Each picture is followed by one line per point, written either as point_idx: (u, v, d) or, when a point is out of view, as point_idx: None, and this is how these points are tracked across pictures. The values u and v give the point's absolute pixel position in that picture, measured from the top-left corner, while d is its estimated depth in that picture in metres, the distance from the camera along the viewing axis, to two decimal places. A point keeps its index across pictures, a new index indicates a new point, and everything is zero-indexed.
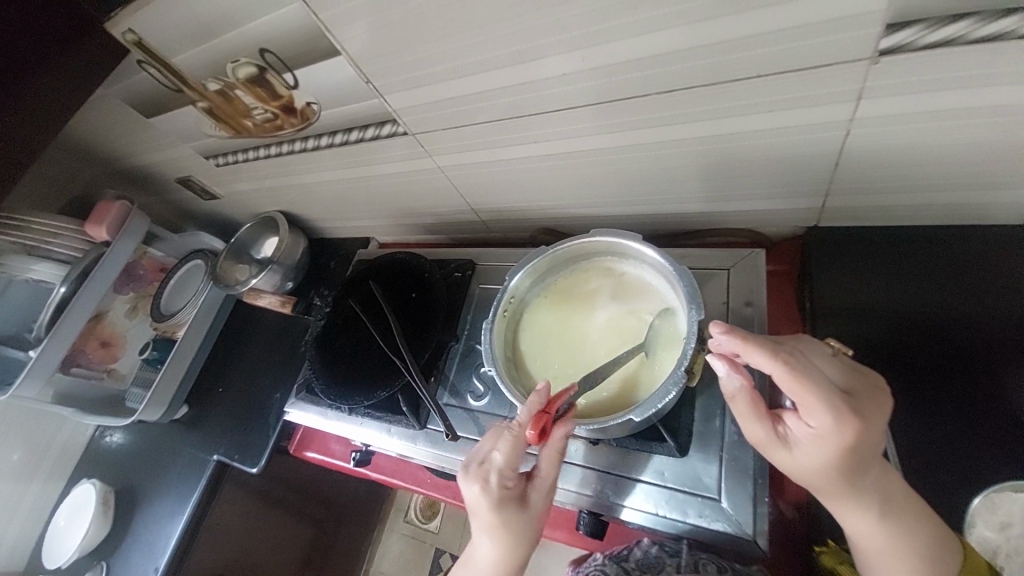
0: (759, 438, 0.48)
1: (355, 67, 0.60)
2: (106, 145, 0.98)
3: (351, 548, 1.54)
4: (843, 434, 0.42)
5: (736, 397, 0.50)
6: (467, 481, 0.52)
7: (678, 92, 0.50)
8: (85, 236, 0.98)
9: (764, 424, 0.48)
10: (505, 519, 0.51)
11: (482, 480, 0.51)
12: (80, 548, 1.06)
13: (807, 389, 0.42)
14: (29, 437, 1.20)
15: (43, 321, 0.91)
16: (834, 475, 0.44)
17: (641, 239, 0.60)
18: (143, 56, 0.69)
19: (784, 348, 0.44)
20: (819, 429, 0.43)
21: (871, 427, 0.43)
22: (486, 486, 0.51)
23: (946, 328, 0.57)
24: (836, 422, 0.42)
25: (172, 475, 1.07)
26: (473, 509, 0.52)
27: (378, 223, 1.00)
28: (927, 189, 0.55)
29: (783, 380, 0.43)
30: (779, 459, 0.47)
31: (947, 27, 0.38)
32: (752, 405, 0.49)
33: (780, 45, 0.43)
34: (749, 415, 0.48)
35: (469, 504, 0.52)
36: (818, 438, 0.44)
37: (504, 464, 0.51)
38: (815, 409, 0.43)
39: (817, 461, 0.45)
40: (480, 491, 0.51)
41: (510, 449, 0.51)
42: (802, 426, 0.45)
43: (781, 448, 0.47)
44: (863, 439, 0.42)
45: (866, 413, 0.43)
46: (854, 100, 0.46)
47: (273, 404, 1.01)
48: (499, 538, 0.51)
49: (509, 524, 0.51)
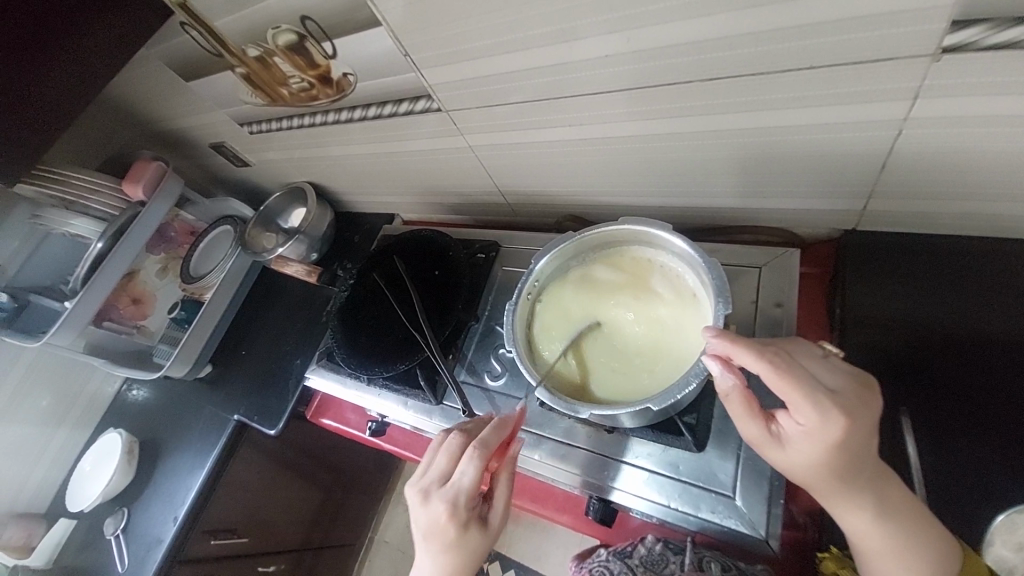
0: (752, 437, 0.47)
1: (394, 39, 0.59)
2: (144, 105, 1.00)
3: (358, 515, 1.59)
4: (833, 430, 0.42)
5: (729, 396, 0.48)
6: (432, 504, 0.51)
7: (721, 81, 0.49)
8: (122, 196, 1.00)
9: (757, 422, 0.46)
10: (466, 540, 0.51)
11: (449, 501, 0.51)
12: (104, 493, 1.11)
13: (793, 386, 0.42)
14: (60, 385, 1.25)
15: (80, 274, 0.94)
16: (828, 473, 0.44)
17: (670, 229, 0.60)
18: (186, 18, 0.70)
19: (767, 347, 0.44)
20: (809, 425, 0.43)
21: (860, 425, 0.42)
22: (454, 507, 0.51)
23: (980, 342, 0.55)
24: (825, 417, 0.42)
25: (194, 431, 1.11)
26: (434, 534, 0.51)
27: (404, 200, 1.01)
28: (976, 197, 0.52)
29: (771, 379, 0.43)
30: (773, 457, 0.46)
31: (1015, 27, 0.36)
32: (746, 404, 0.47)
33: (836, 37, 0.42)
34: (743, 415, 0.47)
35: (428, 527, 0.51)
36: (809, 435, 0.43)
37: (472, 485, 0.52)
38: (803, 406, 0.42)
39: (809, 457, 0.44)
40: (448, 512, 0.51)
41: (479, 471, 0.52)
42: (793, 422, 0.45)
43: (776, 446, 0.46)
44: (852, 437, 0.42)
45: (855, 411, 0.42)
46: (909, 99, 0.44)
47: (293, 369, 1.04)
48: (460, 557, 0.50)
49: (468, 546, 0.51)
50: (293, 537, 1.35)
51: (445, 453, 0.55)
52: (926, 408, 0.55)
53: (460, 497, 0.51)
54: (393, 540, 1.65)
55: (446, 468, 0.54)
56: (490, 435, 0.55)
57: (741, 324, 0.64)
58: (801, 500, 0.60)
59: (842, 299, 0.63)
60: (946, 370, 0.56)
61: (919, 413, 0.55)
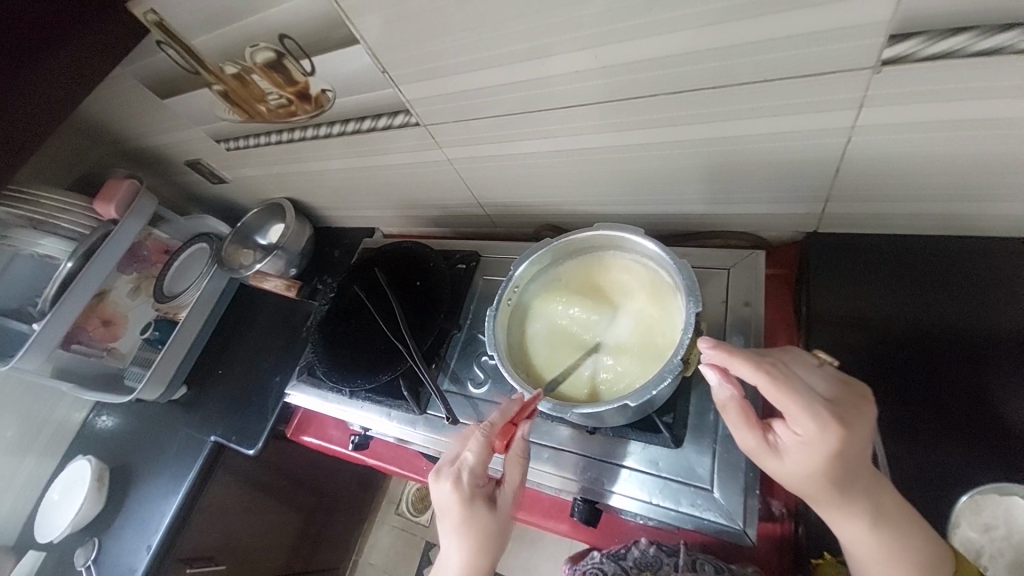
0: (750, 446, 0.49)
1: (372, 56, 0.61)
2: (118, 123, 0.99)
3: (341, 538, 1.55)
4: (830, 440, 0.43)
5: (727, 405, 0.50)
6: (439, 481, 0.55)
7: (686, 93, 0.52)
8: (93, 214, 0.98)
9: (754, 432, 0.49)
10: (473, 515, 0.53)
11: (454, 476, 0.54)
12: (71, 524, 1.06)
13: (790, 397, 0.44)
14: (25, 414, 1.20)
15: (48, 295, 0.91)
16: (824, 483, 0.45)
17: (642, 233, 0.62)
18: (162, 36, 0.70)
19: (765, 358, 0.46)
20: (806, 435, 0.44)
21: (855, 435, 0.44)
22: (457, 483, 0.54)
23: (942, 337, 0.58)
24: (822, 428, 0.43)
25: (168, 455, 1.07)
26: (443, 509, 0.54)
27: (384, 214, 1.01)
28: (922, 198, 0.56)
29: (769, 390, 0.45)
30: (771, 467, 0.48)
31: (947, 40, 0.40)
32: (743, 413, 0.49)
33: (786, 52, 0.45)
34: (740, 424, 0.49)
35: (438, 504, 0.55)
36: (806, 446, 0.45)
37: (475, 462, 0.55)
38: (800, 416, 0.44)
39: (806, 468, 0.45)
40: (452, 487, 0.54)
41: (480, 447, 0.55)
42: (791, 434, 0.46)
43: (772, 455, 0.48)
44: (848, 447, 0.44)
45: (851, 421, 0.44)
46: (856, 108, 0.48)
47: (272, 386, 1.03)
48: (468, 536, 0.52)
49: (474, 524, 0.53)
50: (273, 563, 1.31)
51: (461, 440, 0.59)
52: (897, 402, 0.57)
53: (463, 473, 0.54)
54: (378, 562, 1.61)
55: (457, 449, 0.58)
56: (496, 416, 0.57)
57: (713, 324, 0.67)
58: (781, 496, 0.62)
59: (810, 299, 0.65)
60: (911, 364, 0.59)
61: (889, 409, 0.57)
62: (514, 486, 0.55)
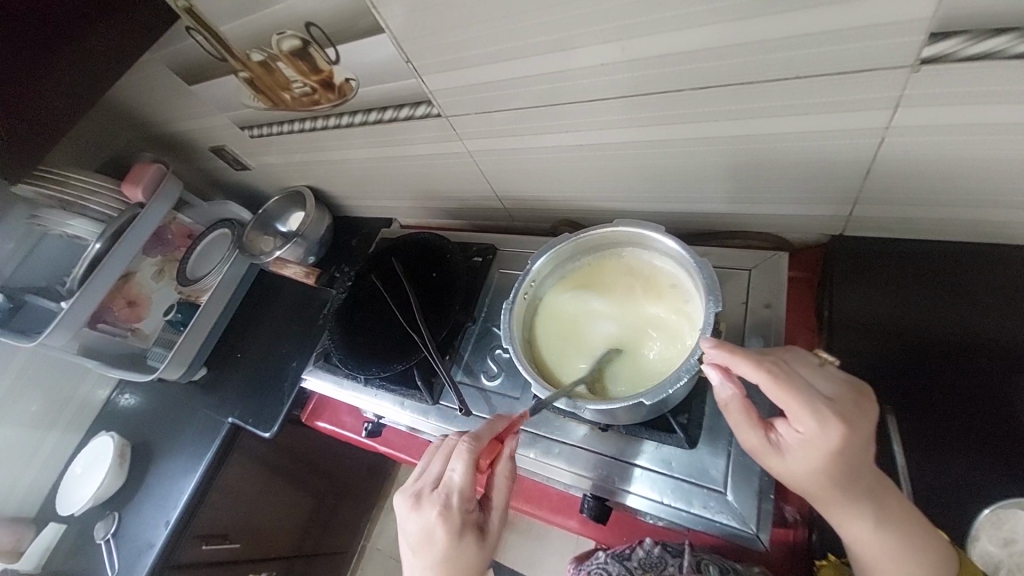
0: (753, 446, 0.48)
1: (396, 46, 0.61)
2: (146, 108, 1.01)
3: (350, 522, 1.58)
4: (832, 437, 0.43)
5: (729, 405, 0.49)
6: (426, 508, 0.53)
7: (712, 89, 0.51)
8: (121, 197, 1.00)
9: (757, 431, 0.48)
10: (463, 542, 0.52)
11: (442, 503, 0.53)
12: (94, 497, 1.10)
13: (792, 395, 0.44)
14: (52, 389, 1.24)
15: (77, 275, 0.94)
16: (827, 480, 0.45)
17: (662, 230, 0.61)
18: (191, 23, 0.71)
19: (766, 356, 0.45)
20: (808, 433, 0.44)
21: (857, 433, 0.43)
22: (446, 508, 0.52)
23: (968, 347, 0.57)
24: (823, 426, 0.43)
25: (187, 434, 1.10)
26: (429, 537, 0.52)
27: (402, 204, 1.02)
28: (956, 203, 0.54)
29: (770, 387, 0.44)
30: (773, 465, 0.47)
31: (988, 40, 0.38)
32: (746, 413, 0.48)
33: (820, 48, 0.44)
34: (742, 423, 0.48)
35: (422, 533, 0.52)
36: (808, 443, 0.44)
37: (464, 486, 0.53)
38: (801, 415, 0.44)
39: (808, 465, 0.45)
40: (441, 514, 0.52)
41: (468, 471, 0.53)
42: (792, 431, 0.46)
43: (774, 454, 0.47)
44: (850, 445, 0.43)
45: (853, 419, 0.43)
46: (890, 108, 0.46)
47: (289, 371, 1.04)
48: (456, 564, 0.51)
49: (463, 548, 0.52)
50: (285, 544, 1.34)
51: (437, 457, 0.57)
52: (915, 411, 0.56)
53: (451, 497, 0.53)
54: (385, 548, 1.64)
55: (436, 470, 0.55)
56: (478, 434, 0.55)
57: (731, 325, 0.66)
58: (794, 501, 0.61)
59: (832, 304, 0.64)
60: (934, 374, 0.57)
61: (906, 416, 0.56)
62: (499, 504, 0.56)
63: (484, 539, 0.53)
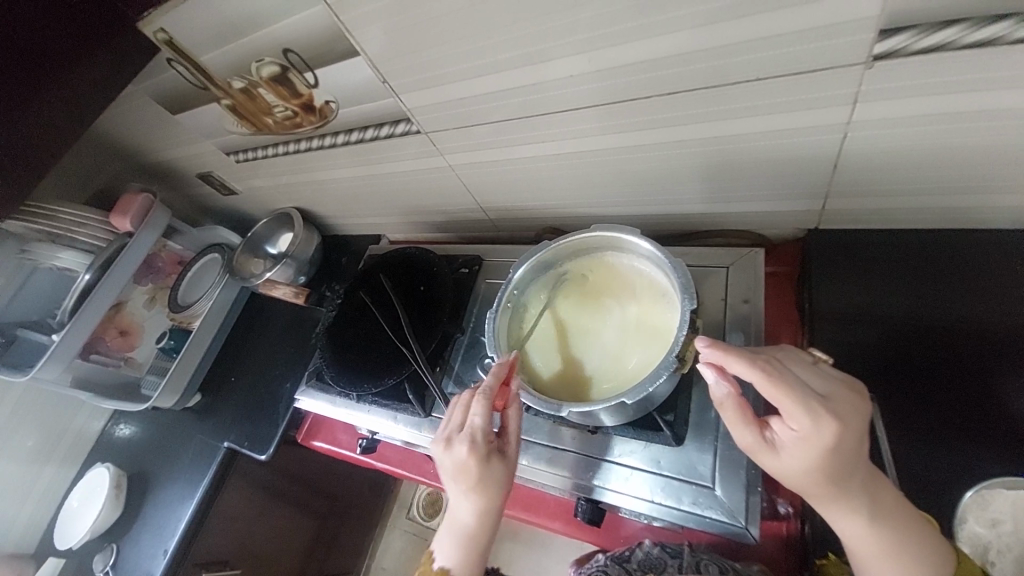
0: (748, 444, 0.48)
1: (372, 67, 0.63)
2: (132, 139, 1.02)
3: (353, 542, 1.56)
4: (826, 434, 0.43)
5: (723, 404, 0.49)
6: (454, 447, 0.55)
7: (680, 94, 0.53)
8: (110, 228, 1.01)
9: (752, 429, 0.47)
10: (492, 472, 0.54)
11: (468, 440, 0.55)
12: (91, 530, 1.09)
13: (786, 393, 0.44)
14: (45, 423, 1.23)
15: (68, 306, 0.94)
16: (822, 477, 0.44)
17: (637, 232, 0.62)
18: (172, 54, 0.73)
19: (761, 356, 0.46)
20: (802, 430, 0.44)
21: (850, 428, 0.44)
22: (474, 445, 0.54)
23: (948, 332, 0.57)
24: (817, 422, 0.43)
25: (184, 460, 1.10)
26: (459, 472, 0.54)
27: (389, 220, 1.03)
28: (924, 192, 0.56)
29: (766, 386, 0.44)
30: (768, 464, 0.47)
31: (937, 33, 0.40)
32: (740, 411, 0.48)
33: (778, 50, 0.45)
34: (738, 422, 0.48)
35: (455, 470, 0.54)
36: (803, 440, 0.44)
37: (485, 423, 0.55)
38: (795, 411, 0.44)
39: (804, 463, 0.45)
40: (469, 449, 0.54)
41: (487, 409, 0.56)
42: (786, 428, 0.46)
43: (769, 452, 0.47)
44: (844, 441, 0.43)
45: (845, 415, 0.44)
46: (850, 104, 0.48)
47: (283, 392, 1.04)
48: (487, 490, 0.54)
49: (492, 477, 0.54)
50: (287, 568, 1.32)
51: (458, 405, 0.59)
52: (902, 400, 0.57)
53: (476, 434, 0.55)
54: (390, 567, 1.62)
55: (460, 416, 0.57)
56: (492, 377, 0.58)
57: (713, 322, 0.67)
58: (786, 494, 0.62)
59: (811, 296, 0.65)
60: (916, 360, 0.58)
61: (893, 407, 0.57)
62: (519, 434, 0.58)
63: (510, 467, 0.55)
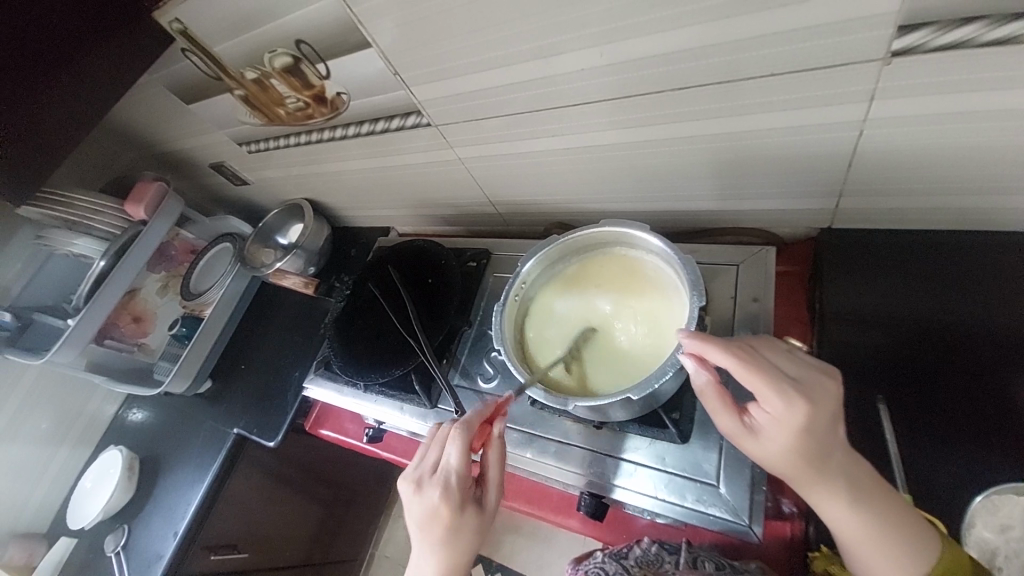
0: (728, 430, 0.48)
1: (384, 59, 0.63)
2: (147, 128, 1.04)
3: (358, 530, 1.58)
4: (798, 415, 0.43)
5: (704, 392, 0.49)
6: (424, 491, 0.54)
7: (693, 89, 0.52)
8: (124, 215, 1.02)
9: (732, 415, 0.48)
10: (462, 520, 0.53)
11: (439, 486, 0.53)
12: (104, 511, 1.11)
13: (760, 378, 0.44)
14: (59, 407, 1.26)
15: (82, 292, 0.96)
16: (799, 460, 0.45)
17: (647, 228, 0.62)
18: (186, 44, 0.73)
19: (736, 343, 0.47)
20: (776, 412, 0.44)
21: (821, 409, 0.44)
22: (447, 490, 0.53)
23: (958, 332, 0.57)
24: (789, 403, 0.44)
25: (194, 446, 1.12)
26: (430, 517, 0.53)
27: (398, 213, 1.03)
28: (939, 192, 0.55)
29: (740, 372, 0.45)
30: (749, 449, 0.47)
31: (955, 30, 0.39)
32: (721, 397, 0.48)
33: (793, 45, 0.45)
34: (717, 408, 0.48)
35: (424, 515, 0.53)
36: (777, 422, 0.45)
37: (460, 467, 0.54)
38: (767, 394, 0.44)
39: (781, 446, 0.45)
40: (440, 495, 0.53)
41: (462, 453, 0.54)
42: (762, 412, 0.46)
43: (749, 437, 0.47)
44: (816, 421, 0.44)
45: (816, 397, 0.44)
46: (866, 101, 0.47)
47: (292, 381, 1.06)
48: (456, 539, 0.53)
49: (463, 525, 0.53)
50: (294, 553, 1.35)
51: (434, 442, 0.58)
52: (909, 400, 0.56)
53: (450, 480, 0.54)
54: (394, 555, 1.64)
55: (434, 455, 0.56)
56: (472, 418, 0.57)
57: (721, 321, 0.66)
58: (790, 494, 0.62)
59: (823, 296, 0.64)
60: (925, 362, 0.57)
61: (896, 405, 0.57)
62: (496, 483, 0.57)
63: (481, 516, 0.54)
